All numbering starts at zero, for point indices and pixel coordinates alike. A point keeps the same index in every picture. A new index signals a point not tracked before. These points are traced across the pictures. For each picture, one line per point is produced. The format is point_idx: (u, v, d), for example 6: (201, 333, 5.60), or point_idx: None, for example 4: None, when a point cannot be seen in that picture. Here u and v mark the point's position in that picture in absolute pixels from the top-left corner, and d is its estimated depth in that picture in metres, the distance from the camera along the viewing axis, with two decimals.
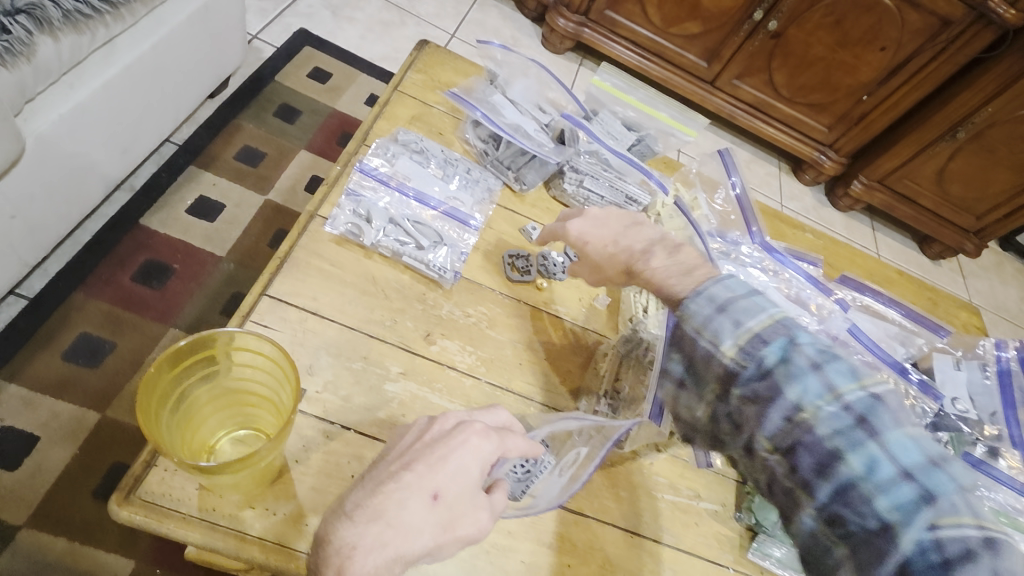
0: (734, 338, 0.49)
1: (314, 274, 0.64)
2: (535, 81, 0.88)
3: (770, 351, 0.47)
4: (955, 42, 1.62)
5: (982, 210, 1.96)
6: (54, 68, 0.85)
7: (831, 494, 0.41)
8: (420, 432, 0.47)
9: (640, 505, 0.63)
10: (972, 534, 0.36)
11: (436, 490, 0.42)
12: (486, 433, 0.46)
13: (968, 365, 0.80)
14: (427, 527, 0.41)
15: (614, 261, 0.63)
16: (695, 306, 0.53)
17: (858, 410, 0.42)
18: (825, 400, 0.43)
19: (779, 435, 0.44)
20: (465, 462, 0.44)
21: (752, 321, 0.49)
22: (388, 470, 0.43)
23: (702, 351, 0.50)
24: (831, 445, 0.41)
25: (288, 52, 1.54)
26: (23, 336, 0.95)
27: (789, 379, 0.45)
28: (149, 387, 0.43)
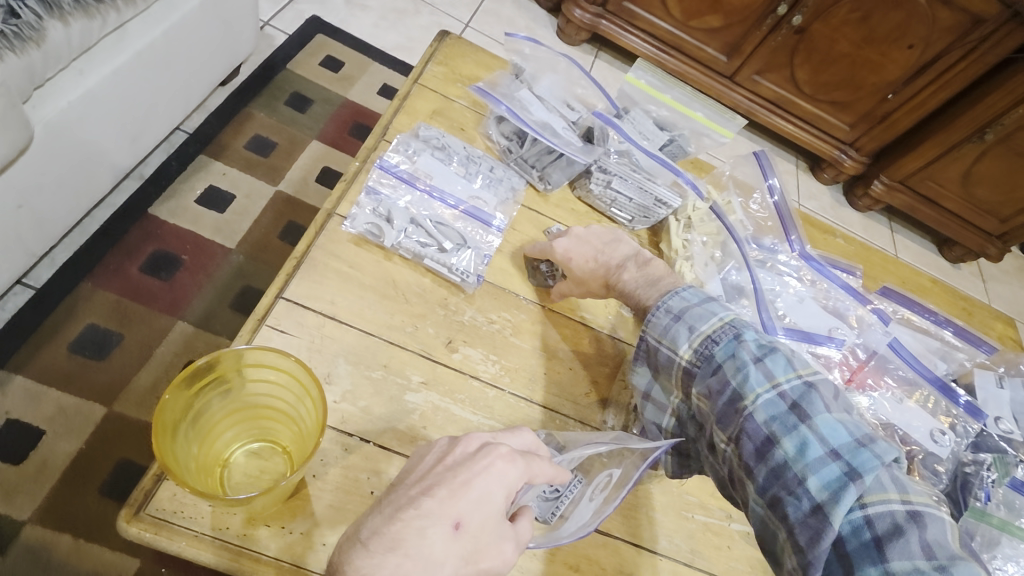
0: (689, 341, 0.56)
1: (332, 275, 0.61)
2: (564, 77, 0.84)
3: (720, 350, 0.53)
4: (986, 41, 1.56)
5: (1007, 214, 1.91)
6: (64, 54, 0.82)
7: (769, 477, 0.46)
8: (441, 454, 0.43)
9: (670, 525, 0.60)
10: (897, 509, 0.41)
11: (457, 519, 0.39)
12: (511, 457, 0.43)
13: (1011, 383, 0.77)
14: (450, 559, 0.37)
15: (594, 276, 0.65)
16: (656, 318, 0.59)
17: (793, 397, 0.48)
18: (763, 389, 0.49)
19: (729, 426, 0.50)
20: (490, 489, 0.41)
21: (705, 325, 0.56)
22: (407, 494, 0.40)
23: (664, 356, 0.57)
24: (768, 431, 0.47)
25: (300, 39, 1.50)
26: (28, 328, 0.93)
27: (734, 373, 0.51)
28: (163, 410, 0.40)
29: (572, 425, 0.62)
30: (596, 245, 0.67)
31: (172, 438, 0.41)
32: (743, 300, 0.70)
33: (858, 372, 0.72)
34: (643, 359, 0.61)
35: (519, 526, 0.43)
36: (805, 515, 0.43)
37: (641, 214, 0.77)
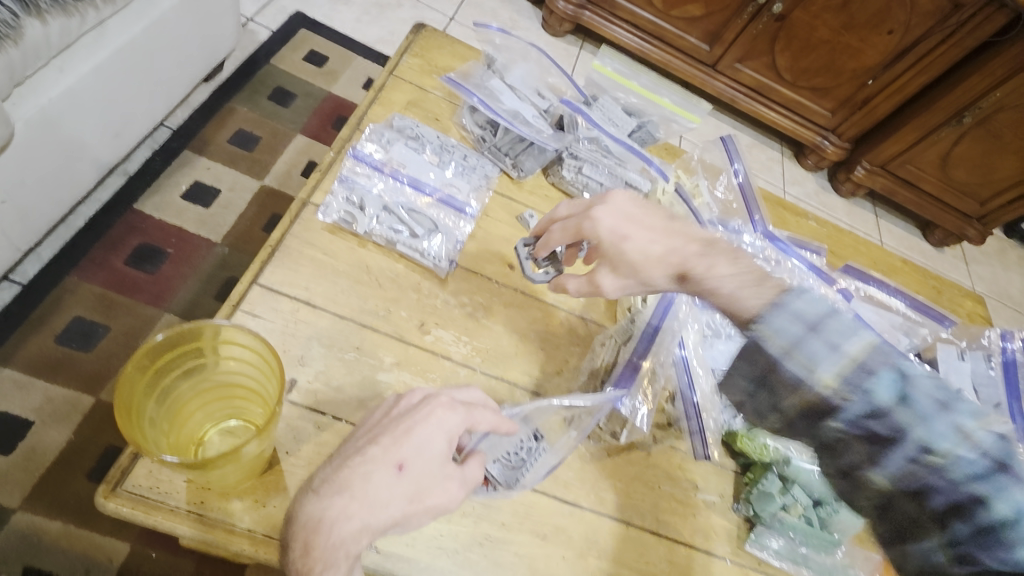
0: (834, 365, 0.44)
1: (307, 262, 0.63)
2: (536, 67, 0.86)
3: (881, 385, 0.42)
4: (966, 25, 1.58)
5: (986, 196, 1.94)
6: (43, 52, 0.83)
7: (970, 535, 0.38)
8: (387, 407, 0.46)
9: (636, 495, 0.62)
10: None
11: (402, 461, 0.42)
12: (452, 405, 0.46)
13: (972, 355, 0.80)
14: (397, 495, 0.41)
15: (665, 263, 0.58)
16: (779, 322, 0.48)
17: (995, 454, 0.38)
18: (958, 443, 0.39)
19: (902, 474, 0.41)
20: (431, 435, 0.44)
21: (849, 344, 0.44)
22: (356, 445, 0.43)
23: (790, 373, 0.46)
24: (970, 490, 0.38)
25: (283, 35, 1.51)
26: (16, 320, 0.95)
27: (916, 419, 0.40)
28: (124, 386, 0.41)
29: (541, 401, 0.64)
30: (654, 226, 0.60)
31: (138, 415, 0.43)
32: None
33: None
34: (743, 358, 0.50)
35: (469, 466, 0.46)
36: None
37: None
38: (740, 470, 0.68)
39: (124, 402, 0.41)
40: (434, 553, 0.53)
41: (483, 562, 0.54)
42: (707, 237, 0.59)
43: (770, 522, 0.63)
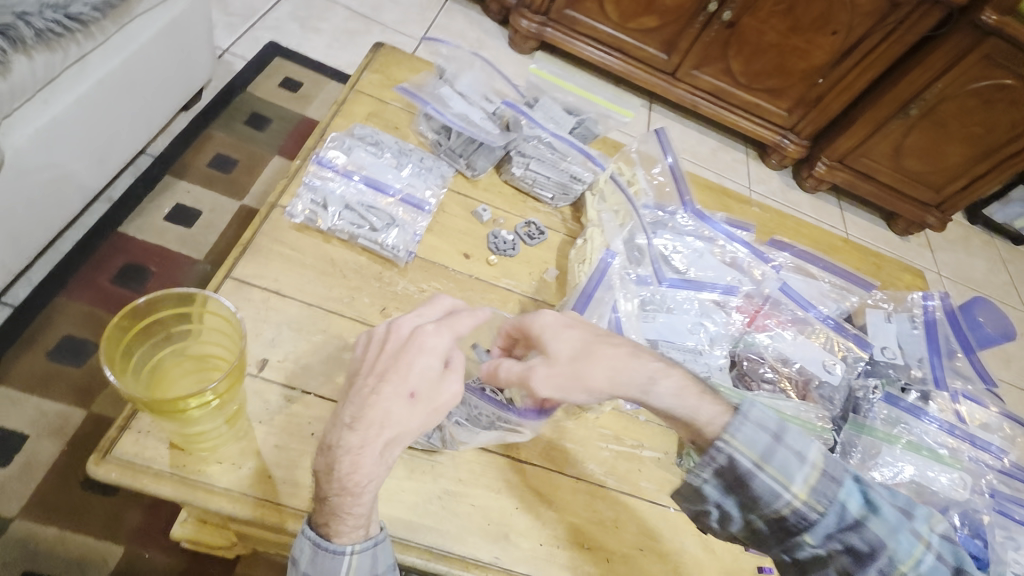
0: (803, 477, 0.52)
1: (276, 258, 0.70)
2: (482, 74, 0.94)
3: (852, 500, 0.51)
4: (904, 23, 1.69)
5: (941, 183, 2.04)
6: (29, 85, 0.90)
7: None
8: (380, 342, 0.51)
9: (585, 454, 0.68)
10: None
11: (414, 390, 0.48)
12: (438, 331, 0.51)
13: (898, 317, 0.88)
14: (417, 417, 0.48)
15: (604, 361, 0.55)
16: (745, 434, 0.54)
17: (946, 557, 0.51)
18: (920, 551, 0.50)
19: None
20: (429, 359, 0.50)
21: (812, 456, 0.53)
22: (367, 383, 0.49)
23: (764, 486, 0.52)
24: None
25: (258, 63, 1.60)
26: (10, 339, 1.00)
27: (888, 533, 0.50)
28: (105, 352, 0.47)
29: None
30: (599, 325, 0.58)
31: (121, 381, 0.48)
32: (642, 259, 0.80)
33: (757, 315, 0.83)
34: (712, 471, 0.54)
35: (456, 360, 0.52)
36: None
37: (561, 192, 0.87)
38: None
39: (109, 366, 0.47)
40: (396, 507, 0.59)
41: (442, 514, 0.60)
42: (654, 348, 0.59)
43: None
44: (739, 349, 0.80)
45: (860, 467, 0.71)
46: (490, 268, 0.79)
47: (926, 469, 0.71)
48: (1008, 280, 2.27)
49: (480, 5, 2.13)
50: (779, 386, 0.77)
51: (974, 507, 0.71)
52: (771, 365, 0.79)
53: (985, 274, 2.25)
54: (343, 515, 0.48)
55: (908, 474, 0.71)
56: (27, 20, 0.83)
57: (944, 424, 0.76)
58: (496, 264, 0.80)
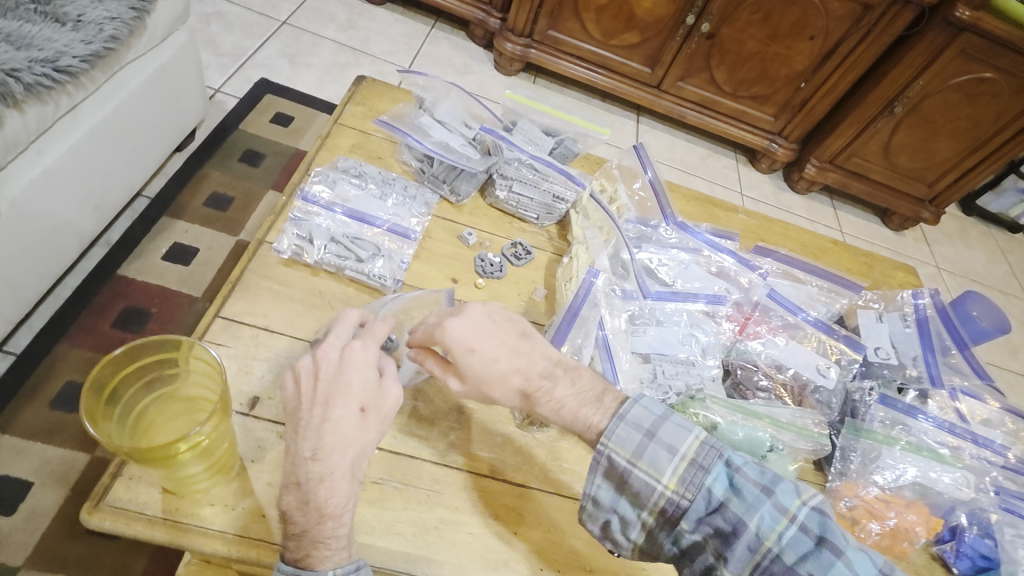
0: (673, 468, 0.53)
1: (264, 294, 0.71)
2: (460, 102, 0.95)
3: (715, 482, 0.52)
4: (879, 24, 1.72)
5: (933, 178, 2.04)
6: (22, 139, 0.92)
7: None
8: (312, 372, 0.51)
9: (582, 474, 0.68)
10: None
11: (362, 404, 0.50)
12: (365, 346, 0.52)
13: (890, 317, 0.87)
14: (371, 429, 0.50)
15: (507, 383, 0.56)
16: (621, 435, 0.55)
17: (815, 530, 0.49)
18: (783, 525, 0.49)
19: (746, 565, 0.49)
20: (366, 372, 0.51)
21: (685, 446, 0.54)
22: (314, 413, 0.49)
23: (639, 481, 0.53)
24: (804, 571, 0.47)
25: (250, 101, 1.63)
26: (12, 390, 1.01)
27: (746, 510, 0.50)
28: (86, 405, 0.47)
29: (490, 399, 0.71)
30: (508, 341, 0.57)
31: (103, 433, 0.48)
32: (626, 274, 0.80)
33: (747, 323, 0.83)
34: (601, 474, 0.55)
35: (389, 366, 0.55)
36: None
37: (545, 211, 0.88)
38: None
39: (91, 418, 0.46)
40: (393, 539, 0.58)
41: (440, 543, 0.59)
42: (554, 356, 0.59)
43: None
44: (731, 358, 0.80)
45: (861, 471, 0.71)
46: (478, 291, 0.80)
47: (929, 470, 0.71)
48: (1008, 271, 2.26)
49: (465, 30, 2.16)
50: (774, 393, 0.77)
51: (982, 505, 0.70)
52: (764, 372, 0.79)
53: (986, 266, 2.24)
54: (319, 543, 0.47)
55: (911, 476, 0.70)
56: (16, 75, 0.84)
57: (943, 423, 0.75)
58: (485, 287, 0.80)
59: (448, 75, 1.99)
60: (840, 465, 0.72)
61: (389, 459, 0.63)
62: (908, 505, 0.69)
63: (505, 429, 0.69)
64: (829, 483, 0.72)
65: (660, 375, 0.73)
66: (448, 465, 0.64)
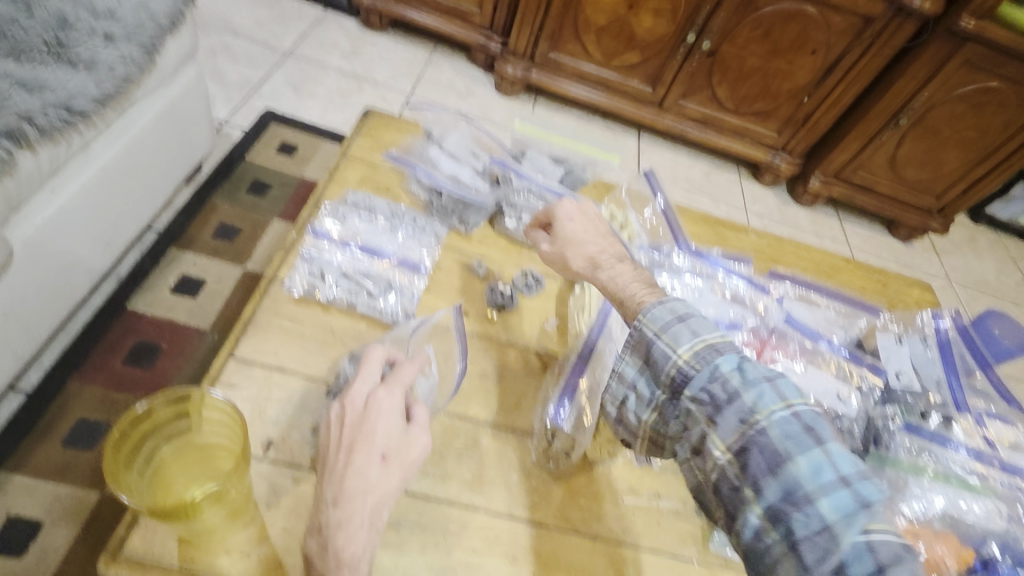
0: (691, 345, 0.57)
1: (276, 332, 0.70)
2: (469, 134, 0.97)
3: (725, 362, 0.55)
4: (880, 37, 1.73)
5: (941, 189, 2.03)
6: (37, 179, 0.92)
7: (779, 495, 0.47)
8: (339, 418, 0.51)
9: (600, 511, 0.67)
10: (895, 541, 0.45)
11: (383, 450, 0.49)
12: (390, 391, 0.52)
13: (910, 339, 0.86)
14: (392, 477, 0.49)
15: (583, 252, 0.73)
16: (655, 314, 0.61)
17: (806, 421, 0.50)
18: (776, 407, 0.51)
19: (733, 438, 0.51)
20: (389, 420, 0.50)
21: (708, 336, 0.57)
22: (338, 458, 0.48)
23: (659, 351, 0.58)
24: (782, 448, 0.49)
25: (256, 132, 1.65)
26: (24, 428, 1.01)
27: (745, 388, 0.52)
28: (107, 461, 0.48)
29: (506, 434, 0.70)
30: (596, 228, 0.75)
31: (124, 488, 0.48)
32: None
33: (764, 348, 0.80)
34: (631, 350, 0.61)
35: (417, 416, 0.54)
36: (812, 532, 0.46)
37: None
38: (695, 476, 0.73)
39: (111, 474, 0.47)
40: None
41: None
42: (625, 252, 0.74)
43: None
44: None
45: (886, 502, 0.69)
46: (491, 324, 0.80)
47: (958, 500, 0.70)
48: (1020, 279, 2.24)
49: (467, 54, 2.19)
50: None
51: (1015, 536, 0.69)
52: None
53: (997, 275, 2.22)
54: None
55: (941, 508, 0.69)
56: (32, 120, 0.86)
57: (970, 451, 0.75)
58: (497, 320, 0.80)
59: (451, 99, 2.01)
60: None
61: (406, 501, 0.62)
62: (937, 536, 0.67)
63: (521, 466, 0.68)
64: None
65: None
66: (465, 506, 0.63)
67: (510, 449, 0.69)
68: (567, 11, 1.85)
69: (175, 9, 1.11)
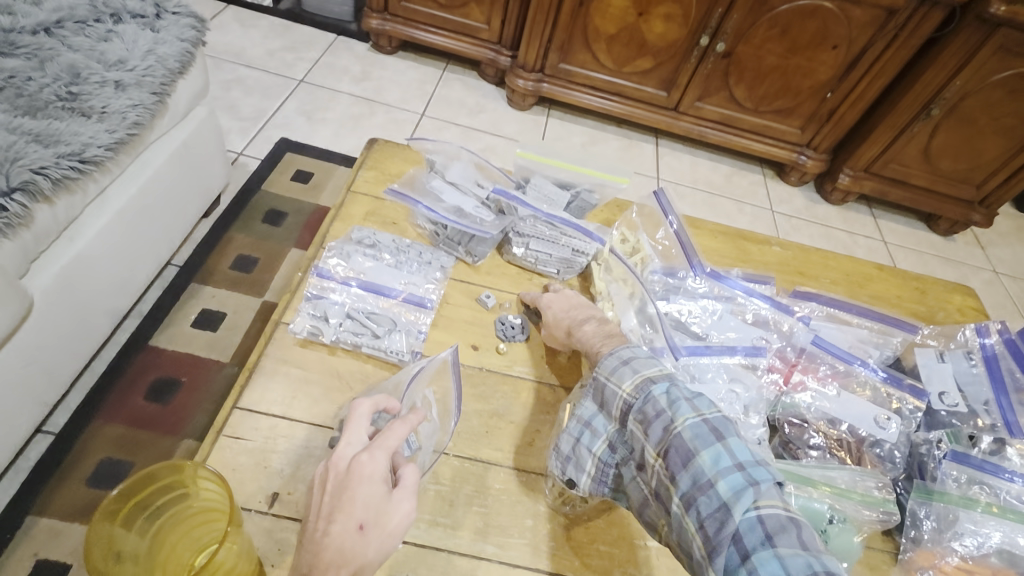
0: (632, 378, 0.60)
1: (282, 378, 0.69)
2: (472, 164, 0.94)
3: (657, 388, 0.58)
4: (906, 27, 1.65)
5: (981, 179, 1.92)
6: (53, 229, 0.94)
7: (689, 483, 0.50)
8: (321, 482, 0.49)
9: (620, 555, 0.64)
10: (781, 512, 0.47)
11: (362, 521, 0.47)
12: (373, 455, 0.50)
13: (952, 356, 0.81)
14: (370, 547, 0.46)
15: (559, 323, 0.75)
16: (608, 363, 0.63)
17: (714, 424, 0.53)
18: (690, 414, 0.54)
19: (660, 442, 0.54)
20: (372, 487, 0.48)
21: (646, 370, 0.60)
22: (317, 526, 0.47)
23: (610, 391, 0.61)
24: (691, 445, 0.52)
25: (271, 161, 1.66)
26: (50, 470, 1.03)
27: (669, 404, 0.55)
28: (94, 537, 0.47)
29: (517, 475, 0.67)
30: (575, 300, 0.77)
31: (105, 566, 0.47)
32: (655, 331, 0.74)
33: (792, 372, 0.77)
34: (590, 396, 0.64)
35: (404, 478, 0.52)
36: (713, 511, 0.48)
37: (565, 265, 0.86)
38: None
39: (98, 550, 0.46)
40: None
41: None
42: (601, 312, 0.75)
43: None
44: (777, 414, 0.74)
45: (937, 539, 0.65)
46: (500, 357, 0.77)
47: (1016, 535, 0.64)
48: None
49: (477, 70, 2.18)
50: (829, 452, 0.71)
51: None
52: (816, 428, 0.72)
53: None
54: None
55: (997, 542, 0.63)
56: (44, 172, 0.87)
57: None
58: (506, 352, 0.78)
59: (462, 116, 2.00)
60: (912, 531, 0.66)
61: (415, 552, 0.59)
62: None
63: (535, 510, 0.65)
64: (901, 553, 0.66)
65: None
66: (476, 556, 0.60)
67: (523, 492, 0.66)
68: (575, 22, 1.82)
69: (184, 50, 1.12)
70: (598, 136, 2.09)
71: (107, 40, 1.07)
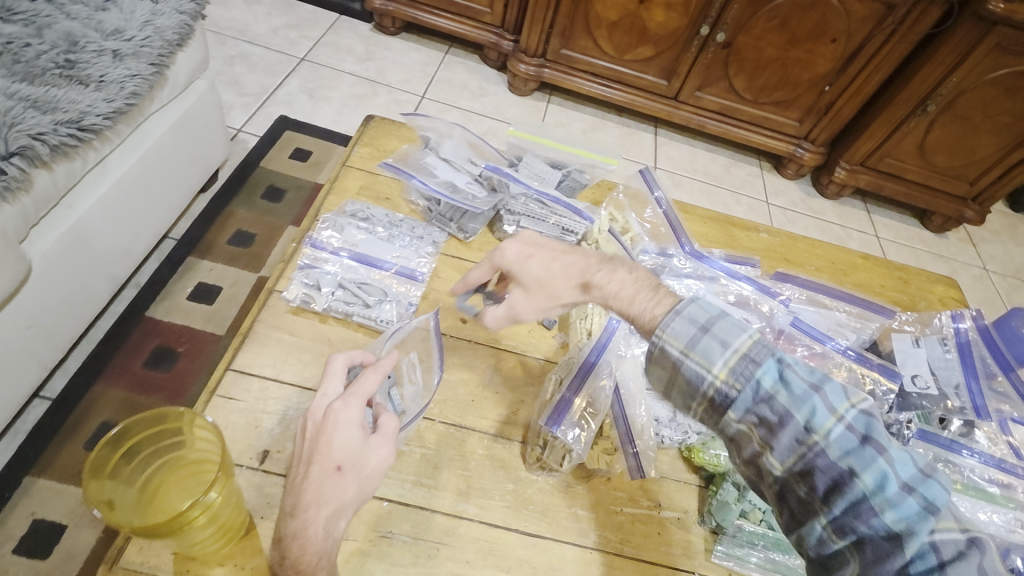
0: (724, 360, 0.52)
1: (274, 344, 0.71)
2: (464, 141, 0.96)
3: (764, 376, 0.51)
4: (904, 23, 1.66)
5: (974, 176, 1.94)
6: (53, 195, 0.95)
7: (844, 509, 0.46)
8: (302, 432, 0.52)
9: (598, 520, 0.66)
10: (959, 538, 0.43)
11: (339, 462, 0.50)
12: (346, 402, 0.52)
13: (928, 342, 0.83)
14: (348, 488, 0.50)
15: (557, 276, 0.65)
16: (675, 326, 0.56)
17: (861, 429, 0.47)
18: (830, 423, 0.47)
19: (793, 458, 0.48)
20: (348, 432, 0.51)
21: (737, 341, 0.53)
22: (297, 472, 0.50)
23: (690, 370, 0.54)
24: (844, 466, 0.46)
25: (271, 138, 1.67)
26: (49, 431, 1.05)
27: (794, 403, 0.49)
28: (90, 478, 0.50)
29: (499, 443, 0.69)
30: (557, 248, 0.67)
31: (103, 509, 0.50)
32: None
33: None
34: (654, 363, 0.57)
35: (383, 425, 0.54)
36: (880, 542, 0.44)
37: None
38: (703, 485, 0.71)
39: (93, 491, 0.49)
40: None
41: None
42: (603, 254, 0.67)
43: (731, 531, 0.66)
44: None
45: None
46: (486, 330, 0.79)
47: (977, 510, 0.67)
48: None
49: (480, 53, 2.18)
50: None
51: None
52: None
53: None
54: None
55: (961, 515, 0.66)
56: (42, 138, 0.89)
57: (991, 459, 0.71)
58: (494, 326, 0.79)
59: (464, 99, 2.00)
60: None
61: (399, 511, 0.62)
62: None
63: (516, 476, 0.67)
64: None
65: (679, 413, 0.75)
66: (457, 516, 0.63)
67: (504, 457, 0.69)
68: (577, 7, 1.82)
69: (183, 23, 1.13)
70: (598, 123, 2.10)
71: (104, 10, 1.08)
